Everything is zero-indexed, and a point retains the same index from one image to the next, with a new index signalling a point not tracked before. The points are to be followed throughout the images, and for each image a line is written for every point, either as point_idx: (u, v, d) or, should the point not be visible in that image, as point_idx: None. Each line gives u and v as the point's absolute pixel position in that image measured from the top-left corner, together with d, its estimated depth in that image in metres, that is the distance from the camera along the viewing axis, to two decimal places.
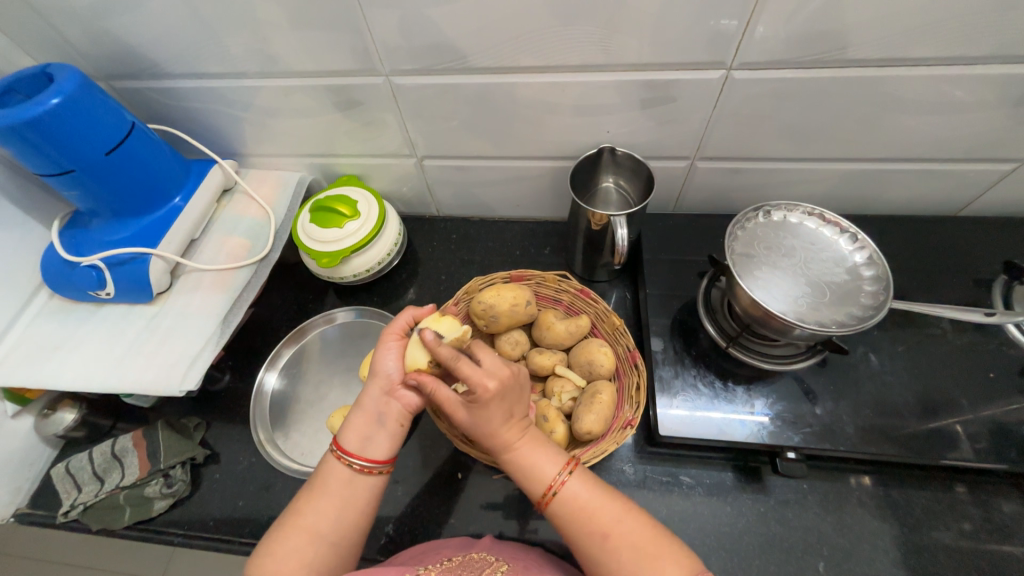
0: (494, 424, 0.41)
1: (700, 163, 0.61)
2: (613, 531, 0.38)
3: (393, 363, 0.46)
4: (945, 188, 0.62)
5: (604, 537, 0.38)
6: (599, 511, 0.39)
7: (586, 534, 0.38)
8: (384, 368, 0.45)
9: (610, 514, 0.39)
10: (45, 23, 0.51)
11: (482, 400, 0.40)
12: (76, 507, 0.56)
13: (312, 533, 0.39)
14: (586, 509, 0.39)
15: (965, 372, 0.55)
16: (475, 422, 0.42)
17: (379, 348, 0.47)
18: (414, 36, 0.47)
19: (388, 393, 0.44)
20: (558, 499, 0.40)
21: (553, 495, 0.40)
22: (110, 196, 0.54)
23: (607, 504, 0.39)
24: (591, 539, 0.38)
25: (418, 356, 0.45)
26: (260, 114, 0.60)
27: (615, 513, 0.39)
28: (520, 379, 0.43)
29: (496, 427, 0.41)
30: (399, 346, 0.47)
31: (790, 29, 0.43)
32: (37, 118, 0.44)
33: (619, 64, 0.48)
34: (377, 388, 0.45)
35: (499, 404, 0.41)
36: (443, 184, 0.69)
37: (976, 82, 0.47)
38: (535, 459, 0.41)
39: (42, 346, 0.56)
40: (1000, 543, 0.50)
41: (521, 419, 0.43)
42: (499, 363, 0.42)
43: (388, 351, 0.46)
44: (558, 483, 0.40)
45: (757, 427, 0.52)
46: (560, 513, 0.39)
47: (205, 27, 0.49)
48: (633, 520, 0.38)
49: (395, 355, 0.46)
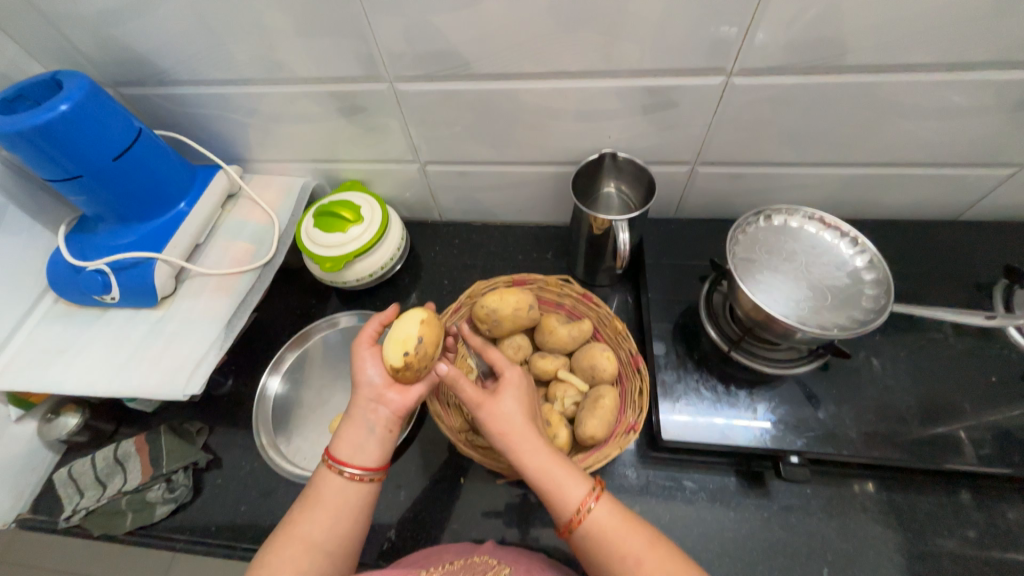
0: (522, 415, 0.43)
1: (701, 168, 0.61)
2: (646, 553, 0.37)
3: (374, 371, 0.45)
4: (944, 193, 0.62)
5: (637, 561, 0.37)
6: (628, 532, 0.38)
7: (618, 556, 0.37)
8: (364, 378, 0.44)
9: (639, 540, 0.38)
10: (54, 31, 0.51)
11: (515, 389, 0.45)
12: (79, 512, 0.56)
13: (307, 542, 0.38)
14: (617, 531, 0.38)
15: (967, 377, 0.55)
16: (507, 418, 0.42)
17: (356, 358, 0.45)
18: (419, 43, 0.48)
19: (375, 400, 0.44)
20: (590, 517, 0.38)
21: (588, 510, 0.38)
22: (117, 201, 0.54)
23: (637, 528, 0.38)
24: (625, 562, 0.37)
25: (393, 357, 0.44)
26: (265, 120, 0.61)
27: (642, 535, 0.38)
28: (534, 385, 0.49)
29: (527, 424, 0.42)
30: (374, 352, 0.46)
31: (788, 37, 0.44)
32: (46, 125, 0.44)
33: (619, 70, 0.49)
34: (363, 397, 0.44)
35: (524, 392, 0.45)
36: (445, 189, 0.70)
37: (974, 88, 0.47)
38: (563, 472, 0.40)
39: (46, 351, 0.57)
40: (1005, 550, 0.50)
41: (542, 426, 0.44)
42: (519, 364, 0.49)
43: (366, 360, 0.45)
44: (591, 496, 0.39)
45: (759, 431, 0.52)
46: (591, 532, 0.38)
47: (211, 34, 0.50)
48: (660, 543, 0.38)
49: (374, 362, 0.45)
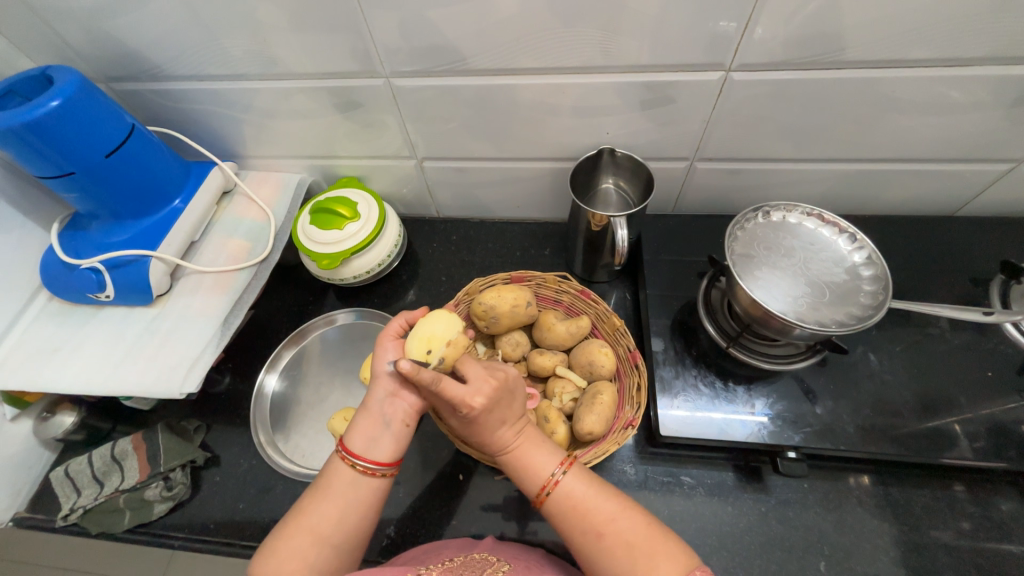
0: (485, 432, 0.41)
1: (700, 164, 0.61)
2: (607, 531, 0.37)
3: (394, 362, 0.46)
4: (942, 188, 0.62)
5: (598, 536, 0.37)
6: (593, 509, 0.38)
7: (580, 532, 0.38)
8: (383, 369, 0.45)
9: (605, 512, 0.38)
10: (44, 25, 0.50)
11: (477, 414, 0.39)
12: (76, 511, 0.56)
13: (315, 534, 0.38)
14: (580, 509, 0.38)
15: (963, 372, 0.56)
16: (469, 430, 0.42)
17: (377, 348, 0.47)
18: (415, 38, 0.47)
19: (393, 394, 0.44)
20: (552, 499, 0.39)
21: (547, 495, 0.39)
22: (110, 198, 0.53)
23: (603, 501, 0.38)
24: (585, 538, 0.37)
25: (414, 350, 0.45)
26: (260, 116, 0.60)
27: (609, 512, 0.38)
28: (507, 386, 0.42)
29: (490, 433, 0.41)
30: (396, 345, 0.48)
31: (787, 32, 0.44)
32: (37, 121, 0.44)
33: (618, 66, 0.49)
34: (381, 390, 0.44)
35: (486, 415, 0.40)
36: (443, 185, 0.69)
37: (973, 83, 0.47)
38: (527, 464, 0.41)
39: (40, 350, 0.56)
40: (1000, 542, 0.50)
41: (512, 424, 0.42)
42: (483, 376, 0.41)
43: (387, 351, 0.47)
44: (551, 483, 0.39)
45: (757, 427, 0.53)
46: (554, 514, 0.39)
47: (205, 28, 0.49)
48: (629, 519, 0.38)
49: (394, 354, 0.47)
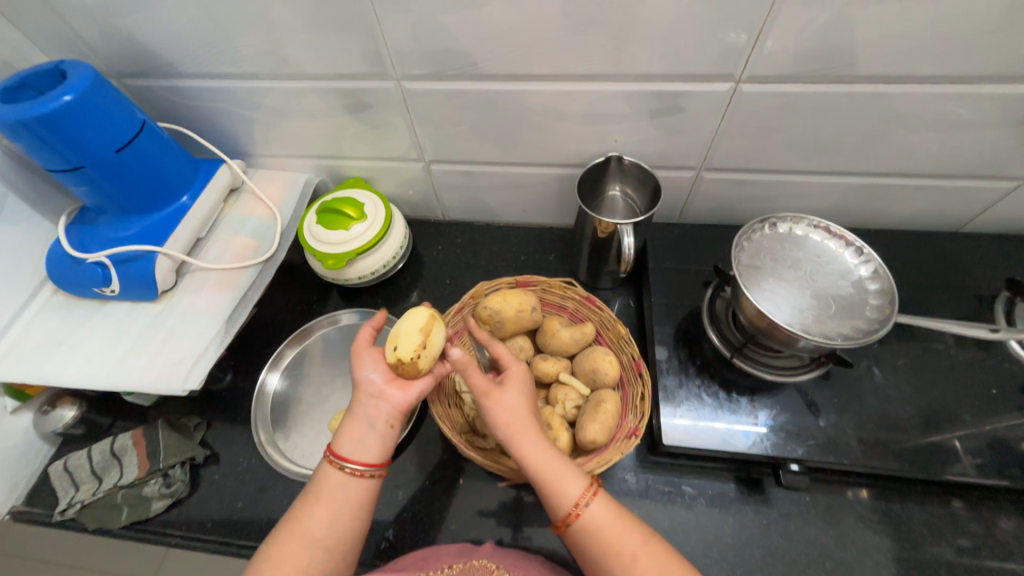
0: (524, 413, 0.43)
1: (706, 174, 0.61)
2: (641, 553, 0.37)
3: (374, 369, 0.45)
4: (947, 204, 0.62)
5: (632, 558, 0.37)
6: (624, 530, 0.38)
7: (614, 550, 0.37)
8: (363, 377, 0.44)
9: (635, 537, 0.38)
10: (59, 20, 0.51)
11: (522, 384, 0.45)
12: (74, 506, 0.56)
13: (307, 537, 0.38)
14: (611, 530, 0.38)
15: (967, 388, 0.55)
16: (511, 413, 0.43)
17: (355, 359, 0.46)
18: (427, 41, 0.48)
19: (374, 396, 0.44)
20: (588, 512, 0.38)
21: (583, 507, 0.38)
22: (119, 193, 0.53)
23: (630, 527, 0.39)
24: (620, 557, 0.37)
25: (388, 353, 0.45)
26: (270, 115, 0.60)
27: (639, 534, 0.38)
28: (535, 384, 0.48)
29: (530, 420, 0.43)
30: (374, 353, 0.46)
31: (798, 44, 0.44)
32: (48, 115, 0.44)
33: (627, 74, 0.49)
34: (363, 395, 0.44)
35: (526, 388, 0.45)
36: (449, 188, 0.70)
37: (980, 101, 0.47)
38: (560, 474, 0.40)
39: (43, 343, 0.56)
40: (1001, 560, 0.50)
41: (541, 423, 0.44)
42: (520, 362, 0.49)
43: (365, 362, 0.45)
44: (590, 493, 0.39)
45: (759, 438, 0.52)
46: (587, 530, 0.38)
47: (218, 27, 0.49)
48: (655, 543, 0.38)
49: (374, 362, 0.45)
